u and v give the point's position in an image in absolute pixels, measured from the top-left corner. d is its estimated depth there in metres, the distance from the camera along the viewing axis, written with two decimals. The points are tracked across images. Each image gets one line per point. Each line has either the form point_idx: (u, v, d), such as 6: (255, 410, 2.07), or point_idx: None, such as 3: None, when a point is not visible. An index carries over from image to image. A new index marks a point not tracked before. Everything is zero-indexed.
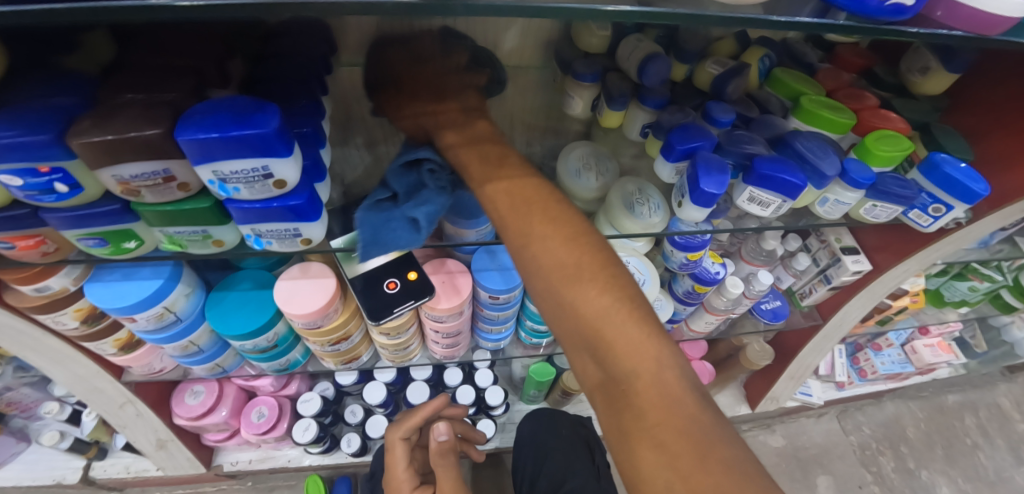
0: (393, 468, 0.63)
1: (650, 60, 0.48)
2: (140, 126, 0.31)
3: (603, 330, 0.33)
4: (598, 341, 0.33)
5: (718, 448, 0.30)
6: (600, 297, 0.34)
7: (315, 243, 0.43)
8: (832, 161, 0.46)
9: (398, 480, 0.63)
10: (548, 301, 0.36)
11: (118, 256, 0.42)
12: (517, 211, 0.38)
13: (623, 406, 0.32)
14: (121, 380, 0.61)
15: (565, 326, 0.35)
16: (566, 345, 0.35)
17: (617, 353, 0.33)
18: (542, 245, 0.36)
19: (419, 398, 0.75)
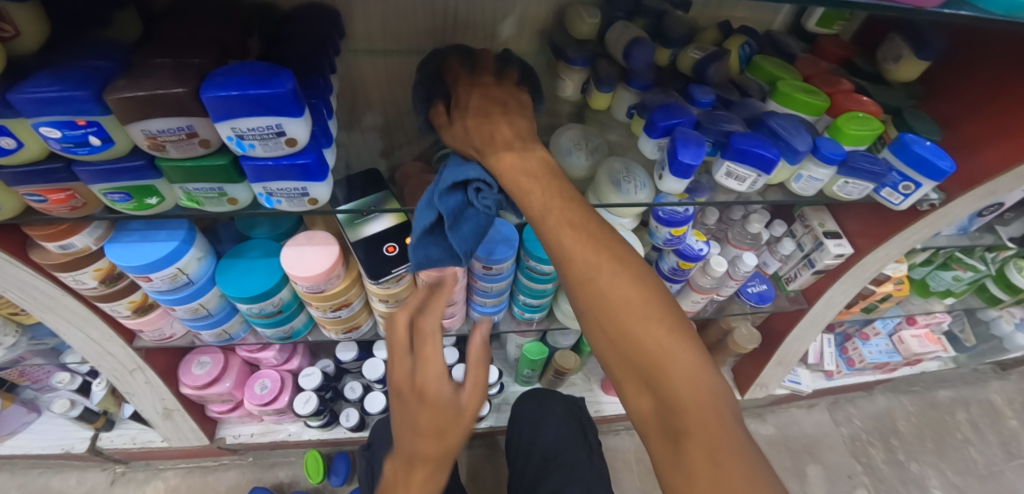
0: (421, 362, 0.41)
1: (636, 43, 0.51)
2: (168, 85, 0.35)
3: (667, 365, 0.35)
4: (657, 373, 0.36)
5: (767, 482, 0.32)
6: (665, 334, 0.36)
7: (320, 204, 0.47)
8: (804, 138, 0.49)
9: (426, 375, 0.40)
10: (609, 329, 0.37)
11: (140, 212, 0.45)
12: (584, 245, 0.39)
13: (679, 434, 0.34)
14: (133, 345, 0.65)
15: (623, 357, 0.37)
16: (621, 375, 0.37)
17: (678, 389, 0.35)
18: (608, 278, 0.38)
19: None
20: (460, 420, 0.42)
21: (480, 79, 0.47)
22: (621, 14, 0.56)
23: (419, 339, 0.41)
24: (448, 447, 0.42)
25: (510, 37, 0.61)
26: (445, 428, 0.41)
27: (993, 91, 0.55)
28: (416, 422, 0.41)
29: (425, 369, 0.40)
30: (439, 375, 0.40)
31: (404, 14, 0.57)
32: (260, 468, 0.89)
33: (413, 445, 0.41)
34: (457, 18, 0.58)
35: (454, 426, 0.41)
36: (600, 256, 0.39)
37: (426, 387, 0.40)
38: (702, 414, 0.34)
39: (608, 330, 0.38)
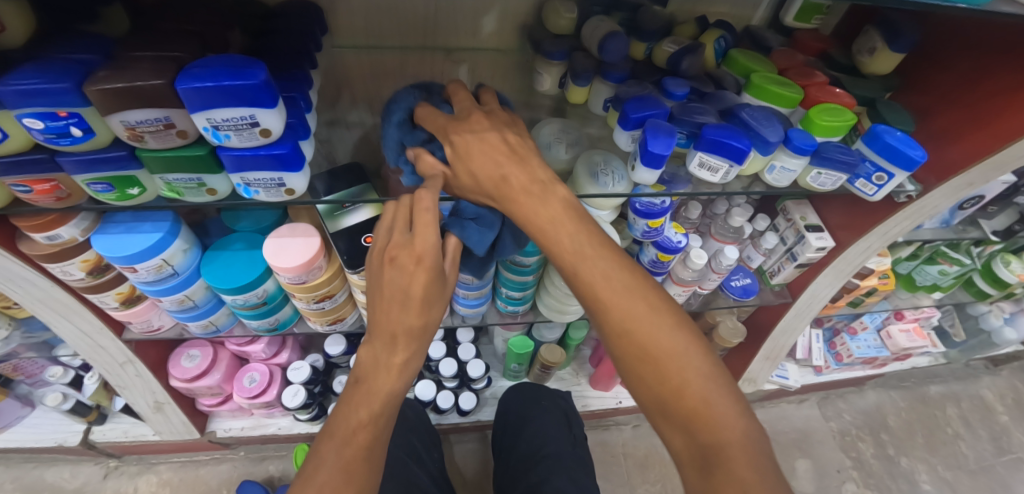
0: (420, 229, 0.44)
1: (611, 37, 0.52)
2: (146, 77, 0.36)
3: (702, 403, 0.38)
4: (694, 417, 0.38)
5: None
6: (697, 375, 0.39)
7: (297, 194, 0.48)
8: (775, 129, 0.50)
9: (422, 241, 0.44)
10: (647, 373, 0.40)
11: (123, 203, 0.46)
12: (622, 294, 0.41)
13: (716, 475, 0.37)
14: (122, 338, 0.66)
15: (662, 400, 0.40)
16: (659, 417, 0.40)
17: (711, 424, 0.38)
18: (639, 322, 0.40)
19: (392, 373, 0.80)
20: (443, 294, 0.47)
21: (472, 131, 0.44)
22: (599, 10, 0.57)
23: (417, 220, 0.44)
24: (432, 319, 0.46)
25: (491, 33, 0.63)
26: (433, 300, 0.45)
27: (967, 83, 0.56)
28: (407, 290, 0.44)
29: (424, 245, 0.44)
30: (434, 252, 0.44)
31: (387, 10, 0.58)
32: (251, 462, 0.90)
33: (402, 316, 0.44)
34: (439, 14, 0.59)
35: (441, 298, 0.46)
36: (636, 303, 0.41)
37: (421, 255, 0.44)
38: (736, 448, 0.37)
39: (642, 371, 0.40)
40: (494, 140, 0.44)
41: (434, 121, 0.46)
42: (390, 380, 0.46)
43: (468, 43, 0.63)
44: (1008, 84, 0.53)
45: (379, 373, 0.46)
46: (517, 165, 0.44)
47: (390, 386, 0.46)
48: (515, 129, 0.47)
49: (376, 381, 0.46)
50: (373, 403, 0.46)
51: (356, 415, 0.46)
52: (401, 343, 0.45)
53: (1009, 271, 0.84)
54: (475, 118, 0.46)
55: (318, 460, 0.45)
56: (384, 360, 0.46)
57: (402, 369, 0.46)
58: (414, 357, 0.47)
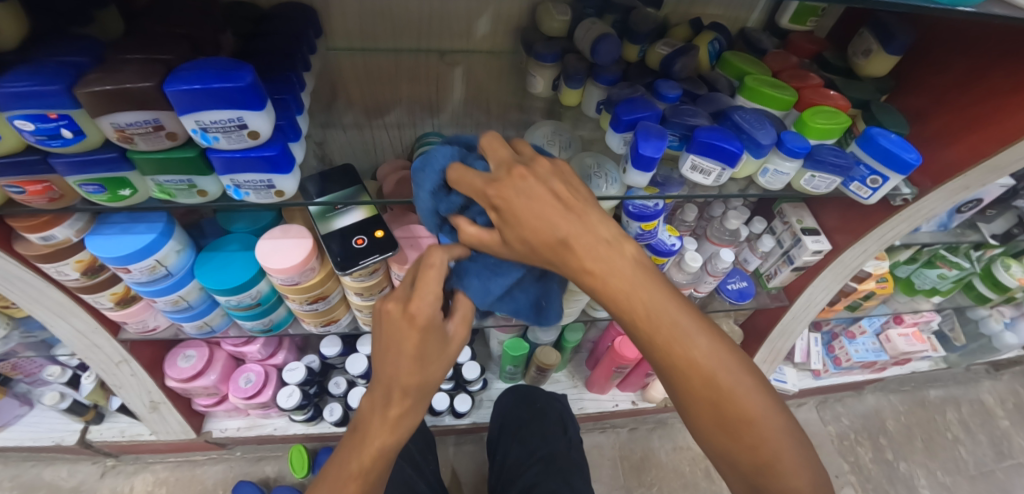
0: (420, 285, 0.43)
1: (602, 39, 0.52)
2: (135, 79, 0.36)
3: (776, 463, 0.41)
4: (767, 470, 0.41)
5: None
6: (774, 433, 0.41)
7: (287, 196, 0.48)
8: (768, 132, 0.50)
9: (419, 300, 0.43)
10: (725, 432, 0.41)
11: (114, 204, 0.46)
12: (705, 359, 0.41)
13: None
14: (118, 338, 0.66)
15: (736, 453, 0.42)
16: (730, 466, 0.42)
17: (783, 476, 0.41)
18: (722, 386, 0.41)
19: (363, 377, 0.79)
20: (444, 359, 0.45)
21: (515, 194, 0.39)
22: (591, 12, 0.57)
23: (418, 283, 0.43)
24: (430, 381, 0.45)
25: (485, 35, 0.63)
26: (434, 362, 0.44)
27: (962, 85, 0.56)
28: (399, 346, 0.43)
29: (420, 308, 0.43)
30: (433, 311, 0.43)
31: (380, 13, 0.59)
32: (248, 462, 0.90)
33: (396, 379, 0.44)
34: (432, 17, 0.60)
35: (441, 361, 0.45)
36: (718, 368, 0.41)
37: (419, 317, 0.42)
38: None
39: (718, 430, 0.41)
40: (546, 201, 0.39)
41: (473, 181, 0.41)
42: (382, 435, 0.46)
43: (463, 44, 0.64)
44: (1003, 86, 0.52)
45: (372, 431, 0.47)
46: (576, 225, 0.40)
47: (382, 441, 0.47)
48: (562, 179, 0.42)
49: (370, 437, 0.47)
50: (363, 459, 0.47)
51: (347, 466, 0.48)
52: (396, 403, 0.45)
53: (1009, 275, 0.84)
54: (518, 174, 0.41)
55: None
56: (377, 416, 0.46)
57: (396, 428, 0.47)
58: (407, 416, 0.47)
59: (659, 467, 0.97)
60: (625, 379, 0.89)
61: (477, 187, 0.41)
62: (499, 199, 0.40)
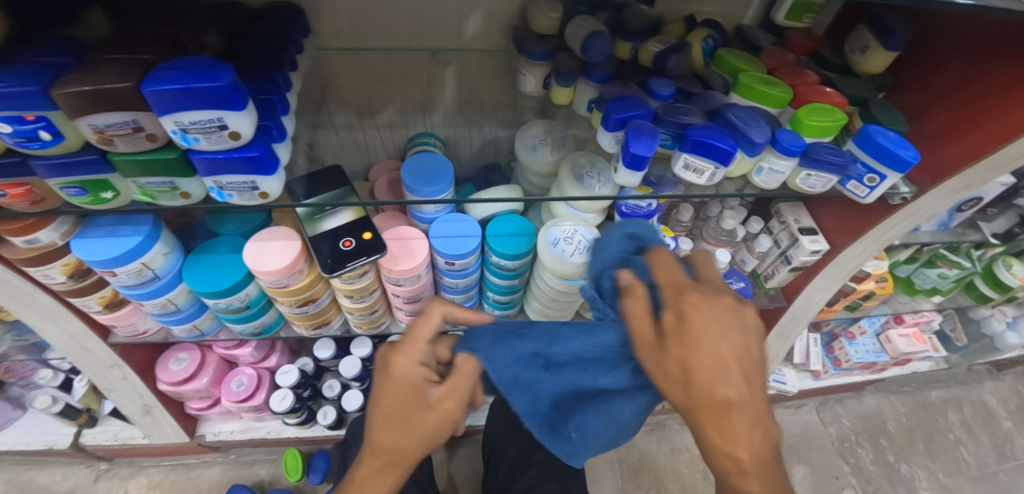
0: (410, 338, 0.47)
1: (594, 37, 0.51)
2: (112, 79, 0.35)
3: None
4: None
5: None
6: None
7: (272, 198, 0.47)
8: (762, 130, 0.49)
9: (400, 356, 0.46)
10: None
11: (97, 206, 0.46)
12: None
13: None
14: (108, 341, 0.66)
15: None
16: None
17: None
18: None
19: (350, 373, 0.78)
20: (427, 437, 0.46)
21: (709, 327, 0.37)
22: (584, 9, 0.56)
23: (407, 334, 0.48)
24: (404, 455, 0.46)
25: (477, 34, 0.62)
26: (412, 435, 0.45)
27: (962, 82, 0.55)
28: (377, 398, 0.47)
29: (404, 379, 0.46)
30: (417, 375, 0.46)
31: (370, 12, 0.58)
32: (242, 465, 0.90)
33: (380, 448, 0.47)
34: (423, 17, 0.59)
35: (429, 427, 0.45)
36: None
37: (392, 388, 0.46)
38: None
39: None
40: (737, 349, 0.37)
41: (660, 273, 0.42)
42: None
43: (454, 44, 0.63)
44: (1003, 84, 0.51)
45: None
46: (745, 393, 0.36)
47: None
48: (762, 338, 0.39)
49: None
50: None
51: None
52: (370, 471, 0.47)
53: (1011, 274, 0.83)
54: (724, 302, 0.39)
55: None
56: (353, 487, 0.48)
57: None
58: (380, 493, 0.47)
59: (657, 470, 0.96)
60: None
61: (677, 282, 0.41)
62: (682, 319, 0.38)
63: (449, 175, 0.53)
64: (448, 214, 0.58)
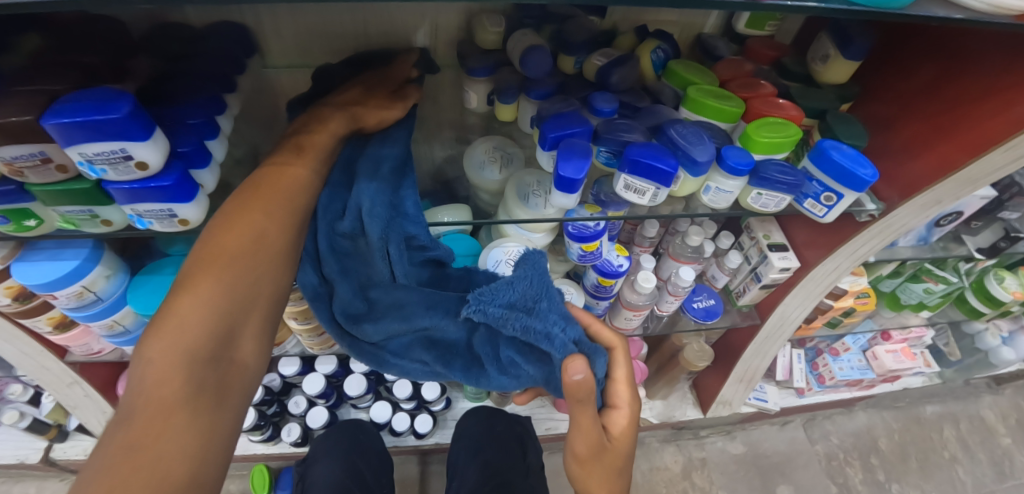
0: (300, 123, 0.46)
1: (530, 52, 0.50)
2: (14, 113, 0.35)
3: None
4: None
5: None
6: None
7: (195, 224, 0.46)
8: (706, 148, 0.47)
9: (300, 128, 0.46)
10: None
11: (23, 233, 0.45)
12: None
13: None
14: (65, 360, 0.66)
15: None
16: None
17: None
18: None
19: (313, 390, 0.76)
20: (358, 123, 0.46)
21: (627, 450, 0.51)
22: (529, 22, 0.55)
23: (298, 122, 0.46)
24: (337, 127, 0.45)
25: (425, 50, 0.61)
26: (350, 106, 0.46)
27: (929, 91, 0.52)
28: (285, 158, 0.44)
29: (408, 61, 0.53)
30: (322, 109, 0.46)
31: (314, 30, 0.57)
32: None
33: (271, 169, 0.43)
34: (368, 33, 0.58)
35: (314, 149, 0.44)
36: None
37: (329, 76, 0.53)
38: None
39: None
40: (622, 452, 0.51)
41: (617, 370, 0.54)
42: (291, 185, 0.42)
43: None
44: (970, 90, 0.48)
45: (286, 180, 0.42)
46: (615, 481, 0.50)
47: (293, 189, 0.42)
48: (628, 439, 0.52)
49: (282, 184, 0.42)
50: (278, 213, 0.41)
51: (250, 221, 0.40)
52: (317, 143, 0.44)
53: (1003, 289, 0.79)
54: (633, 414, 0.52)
55: (189, 280, 0.37)
56: (275, 171, 0.43)
57: (291, 196, 0.42)
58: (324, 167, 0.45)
59: (634, 489, 0.94)
60: None
61: (620, 379, 0.54)
62: (618, 441, 0.51)
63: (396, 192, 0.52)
64: None
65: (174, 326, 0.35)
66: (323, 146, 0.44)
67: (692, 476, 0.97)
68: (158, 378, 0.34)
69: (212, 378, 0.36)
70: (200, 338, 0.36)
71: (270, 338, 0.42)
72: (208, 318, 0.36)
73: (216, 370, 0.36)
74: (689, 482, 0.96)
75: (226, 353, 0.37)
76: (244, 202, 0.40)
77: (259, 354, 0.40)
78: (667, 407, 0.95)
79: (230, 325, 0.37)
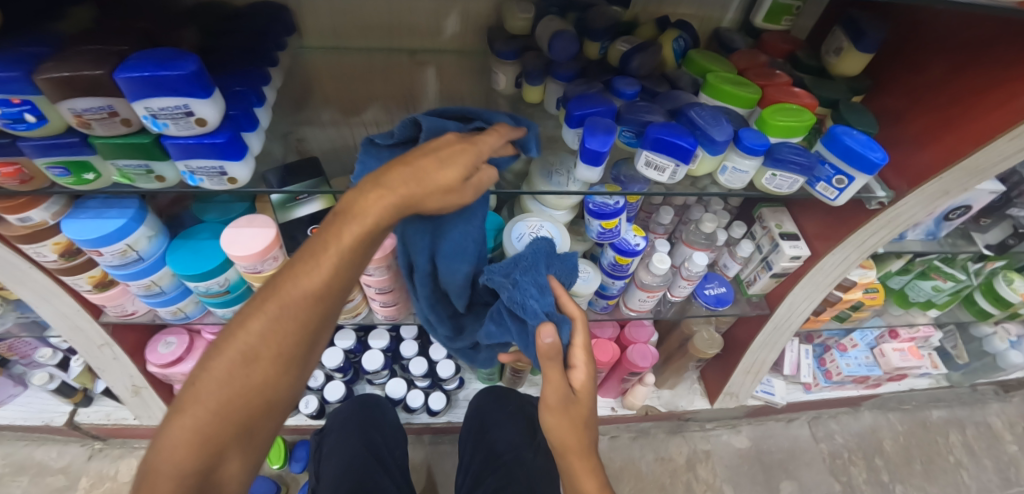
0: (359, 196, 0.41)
1: (557, 36, 0.53)
2: (87, 67, 0.38)
3: None
4: None
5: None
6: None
7: (241, 183, 0.49)
8: (723, 128, 0.49)
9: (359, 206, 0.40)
10: None
11: (81, 187, 0.49)
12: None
13: None
14: (99, 321, 0.69)
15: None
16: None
17: None
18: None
19: (332, 362, 0.79)
20: (414, 207, 0.41)
21: (590, 402, 0.51)
22: (555, 10, 0.58)
23: (359, 197, 0.40)
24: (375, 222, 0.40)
25: (454, 35, 0.64)
26: (400, 196, 0.40)
27: (939, 85, 0.54)
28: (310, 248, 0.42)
29: (491, 135, 0.44)
30: (388, 176, 0.40)
31: (350, 13, 0.61)
32: None
33: (291, 267, 0.41)
34: (402, 17, 0.61)
35: (355, 236, 0.40)
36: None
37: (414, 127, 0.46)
38: None
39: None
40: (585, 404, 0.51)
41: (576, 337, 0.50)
42: (301, 288, 0.41)
43: (432, 44, 0.65)
44: (978, 84, 0.50)
45: (296, 286, 0.41)
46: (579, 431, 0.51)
47: (305, 292, 0.41)
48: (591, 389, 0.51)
49: (290, 294, 0.41)
50: (273, 331, 0.41)
51: (244, 339, 0.41)
52: (340, 247, 0.40)
53: (1012, 290, 0.80)
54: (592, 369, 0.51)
55: (195, 391, 0.40)
56: (304, 263, 0.41)
57: (295, 301, 0.41)
58: (350, 259, 0.41)
59: (639, 477, 0.96)
60: (603, 383, 0.89)
61: (580, 344, 0.50)
62: (583, 393, 0.50)
63: None
64: None
65: (170, 436, 0.40)
66: (349, 242, 0.40)
67: (696, 468, 0.98)
68: (154, 483, 0.39)
69: (195, 486, 0.40)
70: (190, 450, 0.40)
71: (265, 438, 0.45)
72: (198, 429, 0.40)
73: (202, 476, 0.41)
74: (693, 474, 0.97)
75: (216, 465, 0.41)
76: (253, 308, 0.41)
77: (251, 456, 0.44)
78: (674, 397, 0.97)
79: (223, 440, 0.41)
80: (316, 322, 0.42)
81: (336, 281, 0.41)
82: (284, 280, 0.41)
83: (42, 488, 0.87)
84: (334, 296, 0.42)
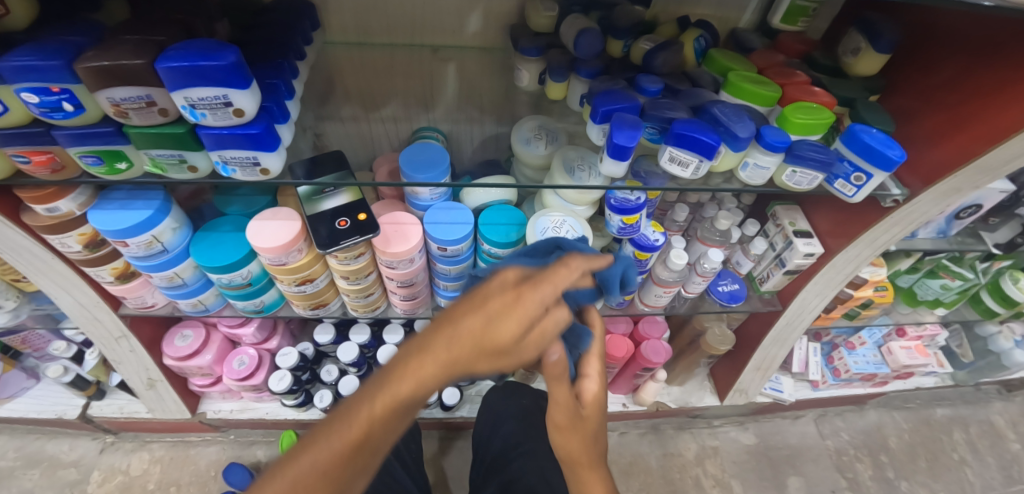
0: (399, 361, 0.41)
1: (582, 33, 0.55)
2: (129, 57, 0.39)
3: None
4: None
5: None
6: None
7: (273, 174, 0.50)
8: (746, 125, 0.50)
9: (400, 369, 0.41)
10: None
11: (112, 176, 0.49)
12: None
13: None
14: (118, 312, 0.69)
15: None
16: None
17: None
18: None
19: (347, 357, 0.79)
20: (461, 367, 0.40)
21: (597, 415, 0.51)
22: (577, 9, 0.59)
23: (404, 356, 0.41)
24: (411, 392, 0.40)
25: (477, 32, 0.65)
26: (443, 360, 0.40)
27: (950, 85, 0.56)
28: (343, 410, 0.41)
29: (561, 271, 0.44)
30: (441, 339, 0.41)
31: (375, 9, 0.61)
32: (241, 446, 0.94)
33: (319, 429, 0.41)
34: (427, 13, 0.62)
35: (391, 399, 0.40)
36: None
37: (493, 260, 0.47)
38: None
39: None
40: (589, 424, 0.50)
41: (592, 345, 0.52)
42: (329, 454, 0.40)
43: (454, 41, 0.66)
44: (991, 85, 0.52)
45: (328, 444, 0.40)
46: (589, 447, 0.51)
47: (332, 456, 0.40)
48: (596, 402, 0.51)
49: (317, 453, 0.40)
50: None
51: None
52: (371, 414, 0.40)
53: (1018, 289, 0.81)
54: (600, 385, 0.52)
55: None
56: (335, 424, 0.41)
57: (321, 467, 0.39)
58: (383, 423, 0.40)
59: (649, 472, 0.97)
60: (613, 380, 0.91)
61: (594, 354, 0.52)
62: (591, 409, 0.50)
63: (444, 164, 0.56)
64: (444, 201, 0.60)
65: None
66: (383, 406, 0.40)
67: (704, 463, 0.99)
68: None
69: None
70: None
71: None
72: None
73: None
74: (702, 469, 0.98)
75: None
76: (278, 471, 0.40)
77: None
78: (684, 393, 0.98)
79: None
80: (342, 484, 0.40)
81: (368, 448, 0.41)
82: (312, 441, 0.40)
83: (54, 480, 0.88)
84: (363, 457, 0.41)
